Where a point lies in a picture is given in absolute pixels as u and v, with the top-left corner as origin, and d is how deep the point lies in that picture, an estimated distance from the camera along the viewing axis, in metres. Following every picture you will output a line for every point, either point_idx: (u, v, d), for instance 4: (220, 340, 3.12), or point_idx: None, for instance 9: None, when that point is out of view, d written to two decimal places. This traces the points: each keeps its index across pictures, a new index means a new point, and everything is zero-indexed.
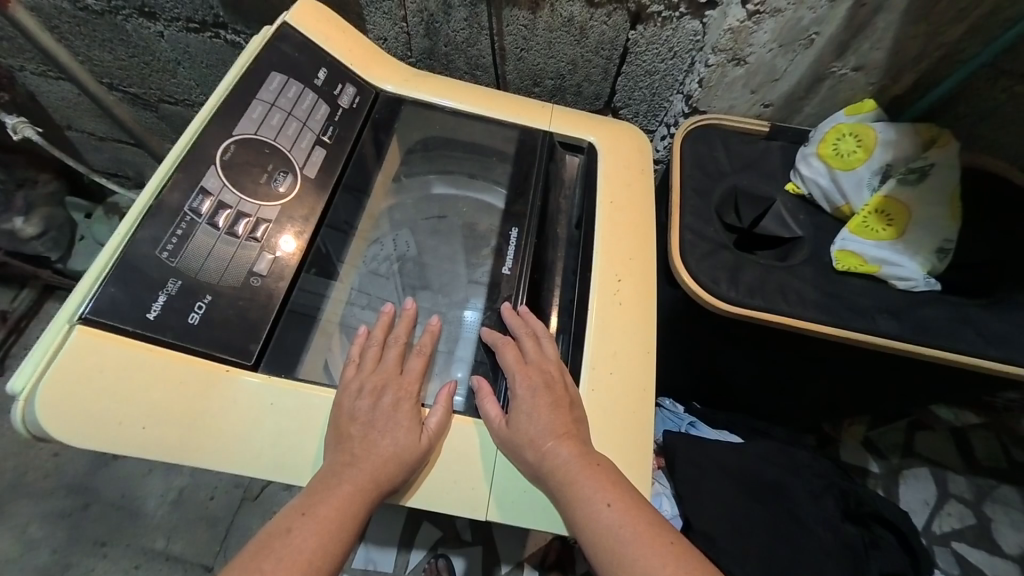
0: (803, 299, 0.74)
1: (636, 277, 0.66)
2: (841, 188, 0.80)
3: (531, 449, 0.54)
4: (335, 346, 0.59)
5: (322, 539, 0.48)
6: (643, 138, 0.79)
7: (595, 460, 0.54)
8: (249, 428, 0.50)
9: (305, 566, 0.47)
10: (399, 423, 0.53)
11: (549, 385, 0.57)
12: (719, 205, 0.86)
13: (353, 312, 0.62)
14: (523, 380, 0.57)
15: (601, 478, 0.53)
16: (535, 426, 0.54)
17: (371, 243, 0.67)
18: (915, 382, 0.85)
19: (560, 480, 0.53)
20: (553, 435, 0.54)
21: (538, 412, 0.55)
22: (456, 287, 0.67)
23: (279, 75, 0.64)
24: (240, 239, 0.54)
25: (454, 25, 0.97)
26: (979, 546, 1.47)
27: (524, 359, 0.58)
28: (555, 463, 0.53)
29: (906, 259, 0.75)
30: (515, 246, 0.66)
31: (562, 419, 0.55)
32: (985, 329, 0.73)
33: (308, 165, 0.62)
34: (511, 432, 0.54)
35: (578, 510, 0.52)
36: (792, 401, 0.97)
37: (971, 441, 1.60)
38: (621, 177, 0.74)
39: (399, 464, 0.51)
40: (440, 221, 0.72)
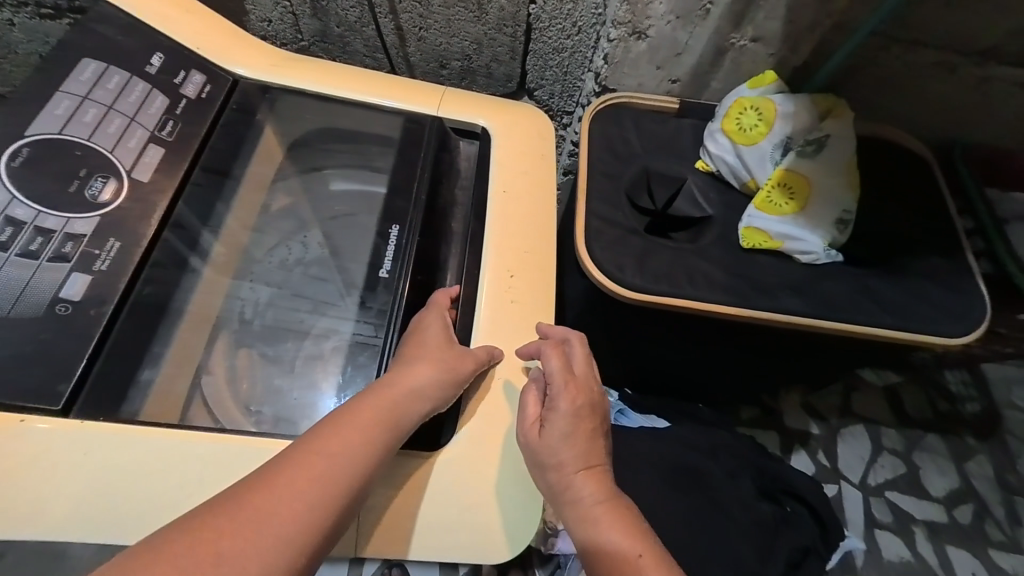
0: (710, 281, 0.73)
1: (530, 271, 0.61)
2: (745, 164, 0.79)
3: (558, 473, 0.51)
4: (216, 368, 0.53)
5: (321, 497, 0.43)
6: (545, 120, 0.74)
7: (620, 505, 0.53)
8: (52, 483, 0.43)
9: (287, 531, 0.41)
10: (438, 359, 0.51)
11: (589, 408, 0.54)
12: (630, 188, 0.82)
13: (255, 316, 0.57)
14: (568, 395, 0.53)
15: (622, 521, 0.52)
16: (567, 450, 0.51)
17: (279, 244, 0.62)
18: (827, 353, 0.86)
19: (579, 514, 0.51)
20: (583, 467, 0.52)
21: (571, 436, 0.52)
22: (355, 290, 0.59)
23: (96, 64, 0.55)
24: (40, 260, 0.46)
25: (343, 4, 0.89)
26: (910, 493, 1.57)
27: (569, 370, 0.54)
28: (579, 497, 0.51)
29: (807, 233, 0.74)
30: (395, 246, 0.60)
31: (591, 452, 0.53)
32: (882, 298, 0.73)
33: (139, 167, 0.53)
34: (543, 446, 0.51)
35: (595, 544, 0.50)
36: (719, 380, 0.97)
37: (900, 395, 1.69)
38: (516, 163, 0.68)
39: (422, 399, 0.49)
40: (348, 219, 0.65)
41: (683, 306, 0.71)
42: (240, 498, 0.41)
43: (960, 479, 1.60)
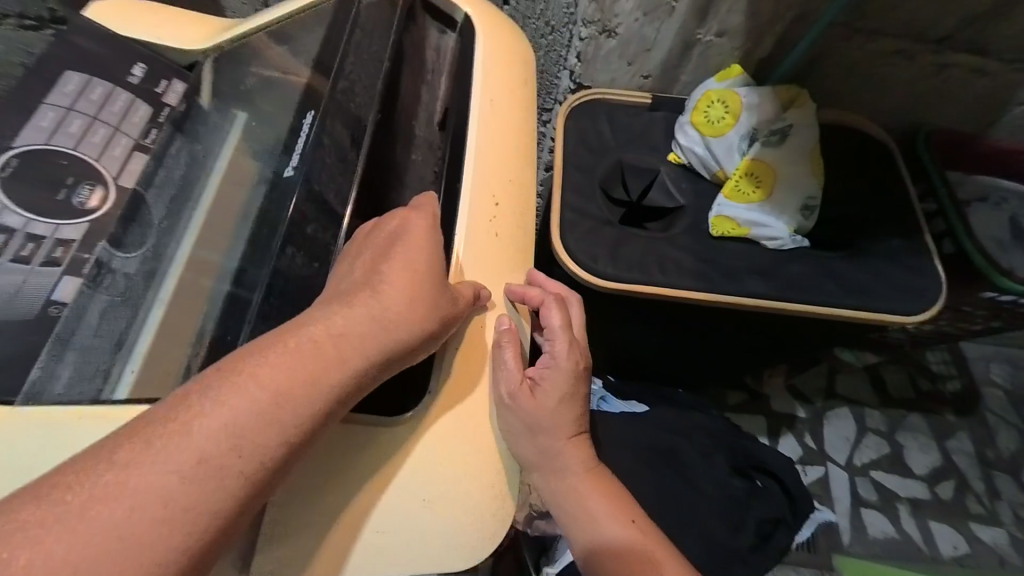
0: (680, 268, 0.76)
1: (514, 199, 0.60)
2: (714, 154, 0.82)
3: (548, 438, 0.55)
4: (115, 326, 0.50)
5: (253, 425, 0.37)
6: (522, 35, 0.73)
7: (596, 471, 0.60)
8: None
9: (194, 466, 0.35)
10: (416, 277, 0.46)
11: (577, 378, 0.59)
12: (604, 181, 0.85)
13: (129, 266, 0.52)
14: (564, 359, 0.57)
15: (604, 484, 0.60)
16: (556, 418, 0.56)
17: (193, 181, 0.59)
18: (799, 334, 0.90)
19: (569, 481, 0.58)
20: (567, 435, 0.57)
21: (561, 407, 0.56)
22: (229, 236, 0.56)
23: (80, 75, 0.57)
24: (31, 266, 0.48)
25: None
26: (894, 471, 1.62)
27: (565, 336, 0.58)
28: (562, 461, 0.57)
29: (773, 220, 0.78)
30: (306, 136, 0.59)
31: (574, 422, 0.59)
32: (843, 278, 0.76)
33: (125, 174, 0.55)
34: (535, 407, 0.54)
35: (582, 509, 0.59)
36: (699, 365, 1.01)
37: (884, 376, 1.74)
38: (497, 73, 0.66)
39: (390, 328, 0.43)
40: (200, 167, 0.59)
41: (654, 293, 0.74)
42: (157, 414, 0.36)
43: (942, 456, 1.65)
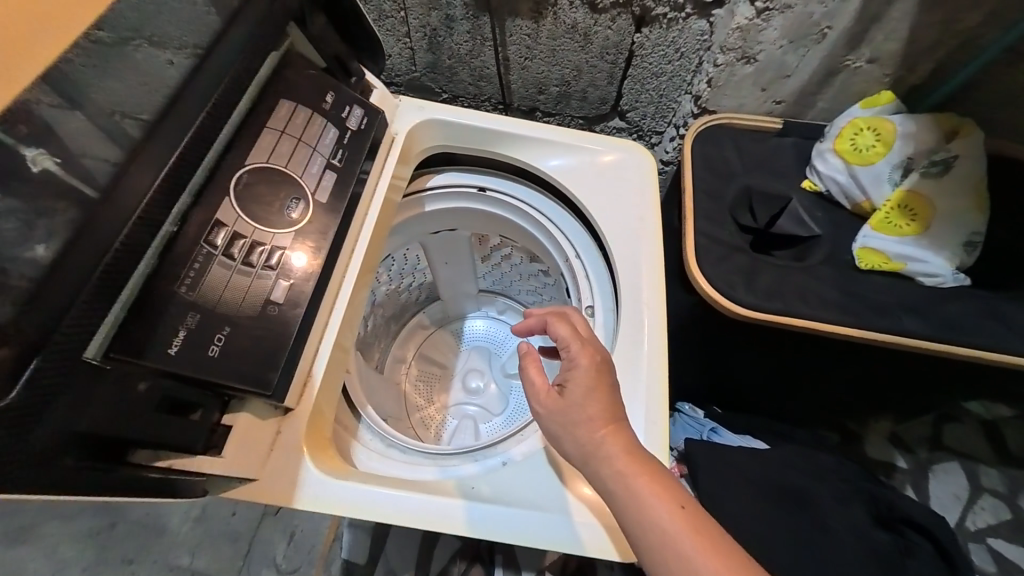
0: (824, 300, 0.72)
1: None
2: (859, 183, 0.78)
3: (580, 429, 0.54)
4: None
5: None
6: None
7: (643, 459, 0.52)
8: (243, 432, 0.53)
9: None
10: None
11: (599, 368, 0.57)
12: (732, 207, 0.84)
13: None
14: (581, 351, 0.59)
15: (651, 469, 0.51)
16: (582, 408, 0.55)
17: None
18: (941, 381, 0.83)
19: (614, 468, 0.51)
20: (602, 423, 0.54)
21: (587, 399, 0.55)
22: None
23: (287, 103, 0.63)
24: (256, 269, 0.54)
25: (457, 38, 1.00)
26: (1017, 541, 1.42)
27: (575, 331, 0.61)
28: (602, 451, 0.53)
29: (930, 255, 0.72)
30: None
31: (610, 410, 0.55)
32: (1013, 321, 0.70)
33: (320, 190, 0.62)
34: (558, 401, 0.57)
35: (633, 499, 0.49)
36: (815, 403, 0.95)
37: (1004, 433, 1.54)
38: None
39: None
40: None
41: (795, 324, 0.70)
42: None
43: None
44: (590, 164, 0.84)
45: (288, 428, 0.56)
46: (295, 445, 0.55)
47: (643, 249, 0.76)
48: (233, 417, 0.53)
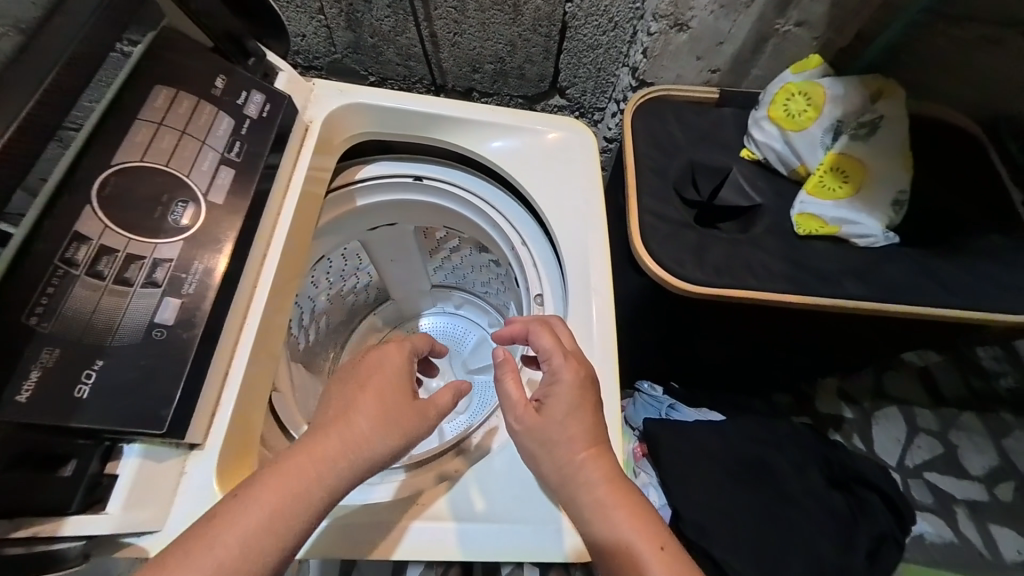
0: (771, 270, 0.70)
1: None
2: (795, 150, 0.78)
3: (561, 450, 0.52)
4: None
5: (296, 489, 0.45)
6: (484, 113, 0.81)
7: (620, 486, 0.52)
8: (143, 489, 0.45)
9: (269, 516, 0.43)
10: (379, 389, 0.53)
11: (583, 387, 0.55)
12: (677, 180, 0.81)
13: None
14: (566, 365, 0.56)
15: (629, 499, 0.51)
16: (563, 429, 0.53)
17: None
18: (880, 338, 0.86)
19: (593, 496, 0.50)
20: (583, 447, 0.53)
21: (568, 419, 0.54)
22: None
23: (165, 89, 0.56)
24: (134, 288, 0.47)
25: (377, 14, 0.92)
26: (950, 473, 1.55)
27: (560, 344, 0.58)
28: (581, 476, 0.51)
29: (864, 217, 0.73)
30: None
31: (592, 431, 0.54)
32: (946, 278, 0.70)
33: (214, 190, 0.54)
34: (539, 418, 0.55)
35: (609, 530, 0.50)
36: (768, 371, 0.97)
37: (935, 378, 1.67)
38: None
39: (345, 452, 0.48)
40: None
41: (747, 298, 0.67)
42: (256, 475, 0.46)
43: (999, 455, 1.58)
44: (529, 146, 0.79)
45: (194, 470, 0.48)
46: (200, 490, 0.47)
47: (588, 232, 0.71)
48: (120, 462, 0.45)
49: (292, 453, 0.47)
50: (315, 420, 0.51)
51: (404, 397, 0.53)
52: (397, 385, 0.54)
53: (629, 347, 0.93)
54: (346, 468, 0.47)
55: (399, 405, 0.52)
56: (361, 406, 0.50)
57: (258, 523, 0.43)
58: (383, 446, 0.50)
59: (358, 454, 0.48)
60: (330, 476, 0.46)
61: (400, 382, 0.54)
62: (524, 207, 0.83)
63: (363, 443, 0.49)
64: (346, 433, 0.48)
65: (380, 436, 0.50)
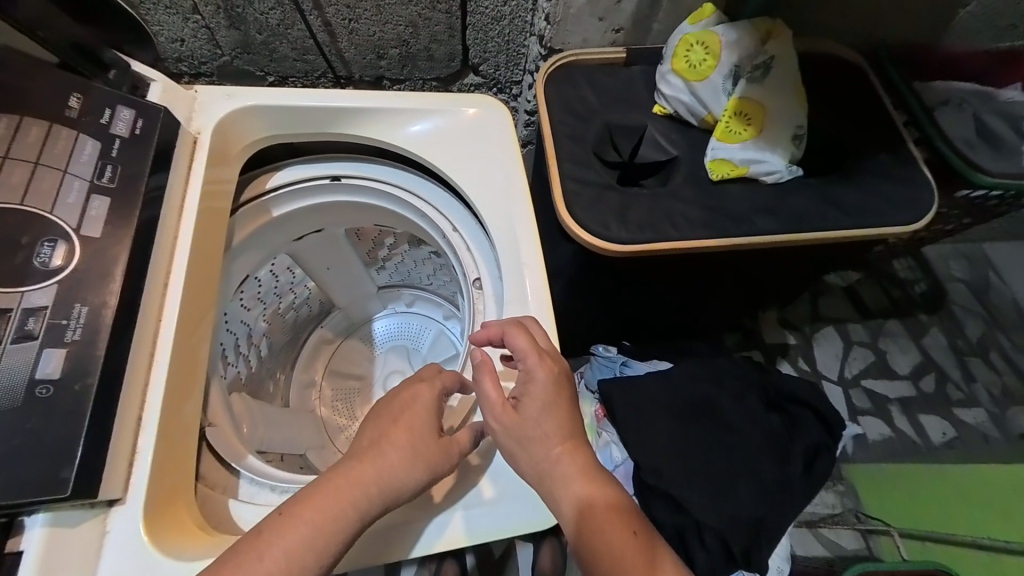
0: (690, 220, 0.72)
1: None
2: (701, 100, 0.80)
3: (537, 449, 0.53)
4: None
5: (329, 516, 0.47)
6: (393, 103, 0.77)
7: (595, 482, 0.53)
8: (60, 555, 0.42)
9: (302, 542, 0.46)
10: (414, 419, 0.55)
11: (559, 386, 0.56)
12: (596, 144, 0.82)
13: None
14: (540, 364, 0.56)
15: (603, 494, 0.53)
16: (539, 429, 0.54)
17: None
18: (802, 266, 0.92)
19: (569, 491, 0.52)
20: (560, 445, 0.54)
21: (543, 418, 0.55)
22: None
23: (6, 117, 0.50)
24: (6, 343, 0.43)
25: (261, 8, 0.85)
26: (882, 377, 1.73)
27: (535, 343, 0.57)
28: (557, 474, 0.53)
29: (769, 155, 0.76)
30: None
31: (567, 430, 0.55)
32: (846, 202, 0.75)
33: (85, 223, 0.50)
34: (516, 418, 0.54)
35: (585, 525, 0.51)
36: (711, 314, 1.02)
37: (862, 294, 1.84)
38: None
39: (381, 478, 0.50)
40: None
41: (675, 249, 0.69)
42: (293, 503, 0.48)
43: (921, 354, 1.78)
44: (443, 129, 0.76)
45: (117, 526, 0.45)
46: (130, 544, 0.44)
47: (514, 209, 0.70)
48: (23, 537, 0.41)
49: (330, 476, 0.50)
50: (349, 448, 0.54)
51: (432, 430, 0.55)
52: (425, 417, 0.56)
53: (579, 314, 0.95)
54: (376, 501, 0.50)
55: (430, 441, 0.54)
56: (396, 440, 0.53)
57: (295, 549, 0.45)
58: (411, 481, 0.51)
59: (390, 485, 0.50)
60: (360, 505, 0.49)
61: (429, 415, 0.56)
62: (449, 193, 0.80)
63: (395, 473, 0.51)
64: (380, 465, 0.51)
65: (406, 472, 0.51)
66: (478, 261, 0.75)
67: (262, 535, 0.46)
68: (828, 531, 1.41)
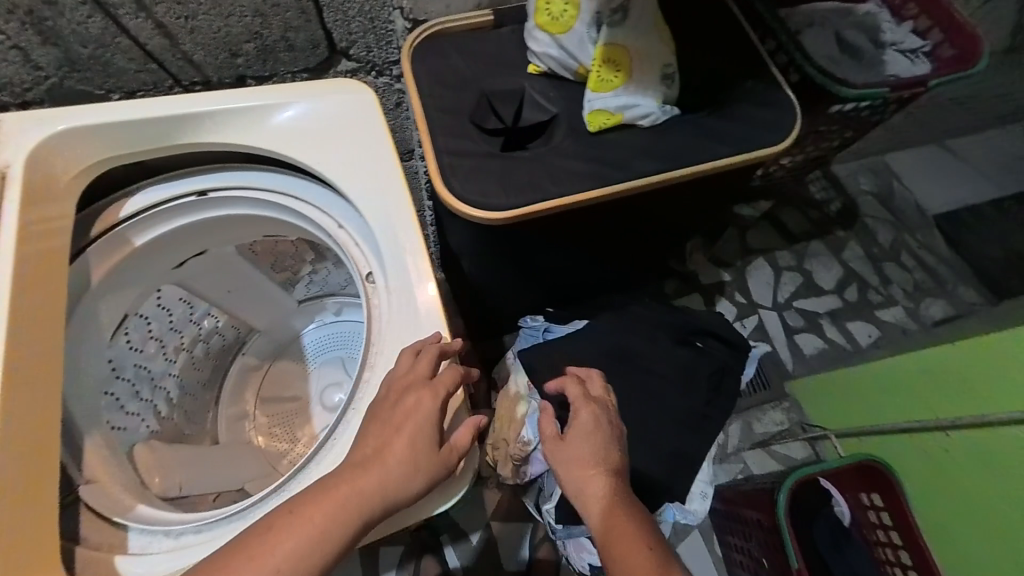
0: (573, 173, 0.71)
1: None
2: (569, 52, 0.79)
3: (579, 468, 0.61)
4: None
5: (336, 516, 0.53)
6: (240, 102, 0.71)
7: (619, 500, 0.59)
8: None
9: (309, 544, 0.51)
10: (417, 429, 0.57)
11: (601, 420, 0.64)
12: (473, 113, 0.79)
13: None
14: (585, 406, 0.65)
15: (628, 513, 0.58)
16: (582, 453, 0.62)
17: None
18: (703, 202, 0.93)
19: (602, 511, 0.58)
20: (599, 469, 0.61)
21: (587, 443, 0.62)
22: None
23: None
24: None
25: (74, 16, 0.75)
26: (812, 296, 1.84)
27: (581, 391, 0.66)
28: (593, 492, 0.59)
29: (640, 98, 0.77)
30: None
31: (606, 460, 0.62)
32: (719, 132, 0.77)
33: None
34: (562, 444, 0.63)
35: (608, 536, 0.56)
36: (632, 265, 1.03)
37: (784, 219, 1.93)
38: None
39: (384, 484, 0.55)
40: None
41: (553, 207, 0.68)
42: (299, 503, 0.53)
43: (843, 267, 1.90)
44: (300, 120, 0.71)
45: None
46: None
47: (384, 193, 0.67)
48: None
49: (337, 480, 0.55)
50: (357, 448, 0.58)
51: (432, 441, 0.57)
52: (428, 429, 0.57)
53: (497, 289, 0.94)
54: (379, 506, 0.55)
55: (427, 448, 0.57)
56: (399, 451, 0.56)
57: (301, 550, 0.51)
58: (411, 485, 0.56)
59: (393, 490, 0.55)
60: (365, 510, 0.54)
61: (430, 425, 0.58)
62: (324, 188, 0.75)
63: (396, 480, 0.55)
64: (380, 476, 0.55)
65: (407, 484, 0.55)
66: (362, 254, 0.71)
67: (273, 532, 0.52)
68: (779, 448, 1.57)
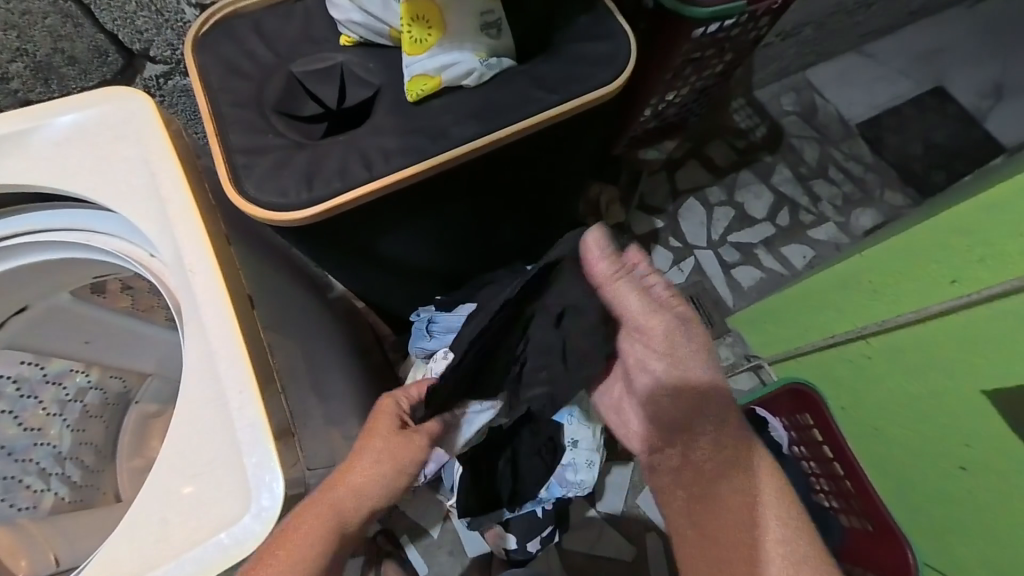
0: (387, 152, 0.66)
1: None
2: (375, 15, 0.70)
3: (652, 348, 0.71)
4: None
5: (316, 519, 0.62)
6: None
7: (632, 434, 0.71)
8: None
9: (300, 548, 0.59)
10: (383, 428, 0.72)
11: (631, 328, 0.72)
12: (280, 102, 0.70)
13: None
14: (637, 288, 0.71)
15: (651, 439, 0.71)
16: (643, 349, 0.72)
17: None
18: (574, 159, 0.86)
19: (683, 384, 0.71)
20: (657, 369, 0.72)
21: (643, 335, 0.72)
22: None
23: None
24: None
25: None
26: (745, 228, 1.78)
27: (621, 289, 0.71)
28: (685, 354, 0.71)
29: (458, 55, 0.69)
30: None
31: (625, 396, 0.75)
32: (547, 80, 0.72)
33: None
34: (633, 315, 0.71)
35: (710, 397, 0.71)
36: (520, 236, 0.97)
37: (708, 152, 1.84)
38: None
39: (361, 483, 0.67)
40: None
41: (360, 198, 0.63)
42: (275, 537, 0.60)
43: (773, 193, 1.83)
44: (53, 142, 0.63)
45: None
46: None
47: (166, 209, 0.62)
48: None
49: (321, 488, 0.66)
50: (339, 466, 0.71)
51: (396, 433, 0.71)
52: (392, 420, 0.73)
53: (371, 289, 0.88)
54: (357, 498, 0.66)
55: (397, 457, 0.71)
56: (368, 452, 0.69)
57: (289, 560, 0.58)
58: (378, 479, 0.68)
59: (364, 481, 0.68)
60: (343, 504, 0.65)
61: (391, 420, 0.73)
62: (111, 213, 0.68)
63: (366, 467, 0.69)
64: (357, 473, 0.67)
65: (381, 476, 0.68)
66: (165, 279, 0.66)
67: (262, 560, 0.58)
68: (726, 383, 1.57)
